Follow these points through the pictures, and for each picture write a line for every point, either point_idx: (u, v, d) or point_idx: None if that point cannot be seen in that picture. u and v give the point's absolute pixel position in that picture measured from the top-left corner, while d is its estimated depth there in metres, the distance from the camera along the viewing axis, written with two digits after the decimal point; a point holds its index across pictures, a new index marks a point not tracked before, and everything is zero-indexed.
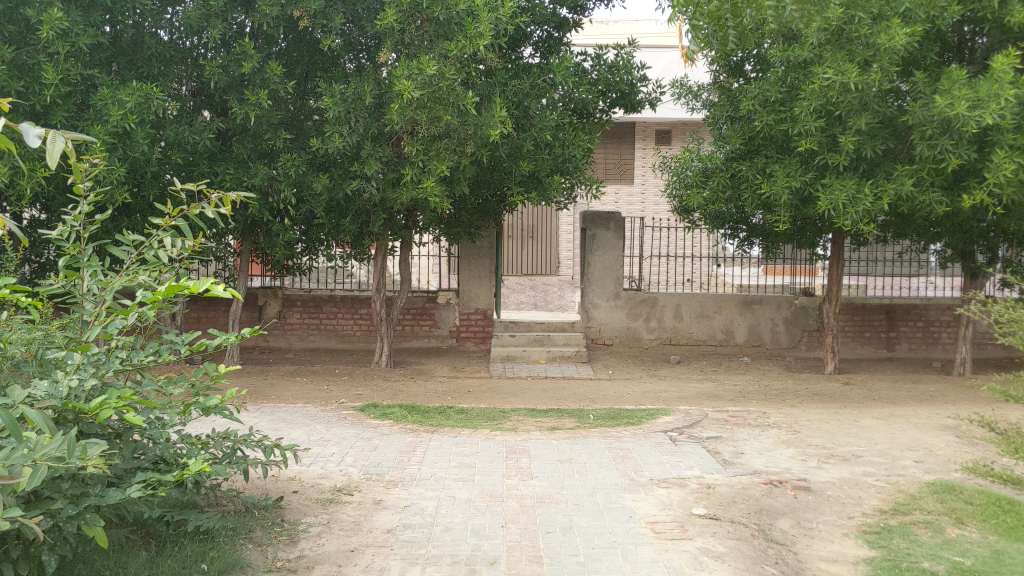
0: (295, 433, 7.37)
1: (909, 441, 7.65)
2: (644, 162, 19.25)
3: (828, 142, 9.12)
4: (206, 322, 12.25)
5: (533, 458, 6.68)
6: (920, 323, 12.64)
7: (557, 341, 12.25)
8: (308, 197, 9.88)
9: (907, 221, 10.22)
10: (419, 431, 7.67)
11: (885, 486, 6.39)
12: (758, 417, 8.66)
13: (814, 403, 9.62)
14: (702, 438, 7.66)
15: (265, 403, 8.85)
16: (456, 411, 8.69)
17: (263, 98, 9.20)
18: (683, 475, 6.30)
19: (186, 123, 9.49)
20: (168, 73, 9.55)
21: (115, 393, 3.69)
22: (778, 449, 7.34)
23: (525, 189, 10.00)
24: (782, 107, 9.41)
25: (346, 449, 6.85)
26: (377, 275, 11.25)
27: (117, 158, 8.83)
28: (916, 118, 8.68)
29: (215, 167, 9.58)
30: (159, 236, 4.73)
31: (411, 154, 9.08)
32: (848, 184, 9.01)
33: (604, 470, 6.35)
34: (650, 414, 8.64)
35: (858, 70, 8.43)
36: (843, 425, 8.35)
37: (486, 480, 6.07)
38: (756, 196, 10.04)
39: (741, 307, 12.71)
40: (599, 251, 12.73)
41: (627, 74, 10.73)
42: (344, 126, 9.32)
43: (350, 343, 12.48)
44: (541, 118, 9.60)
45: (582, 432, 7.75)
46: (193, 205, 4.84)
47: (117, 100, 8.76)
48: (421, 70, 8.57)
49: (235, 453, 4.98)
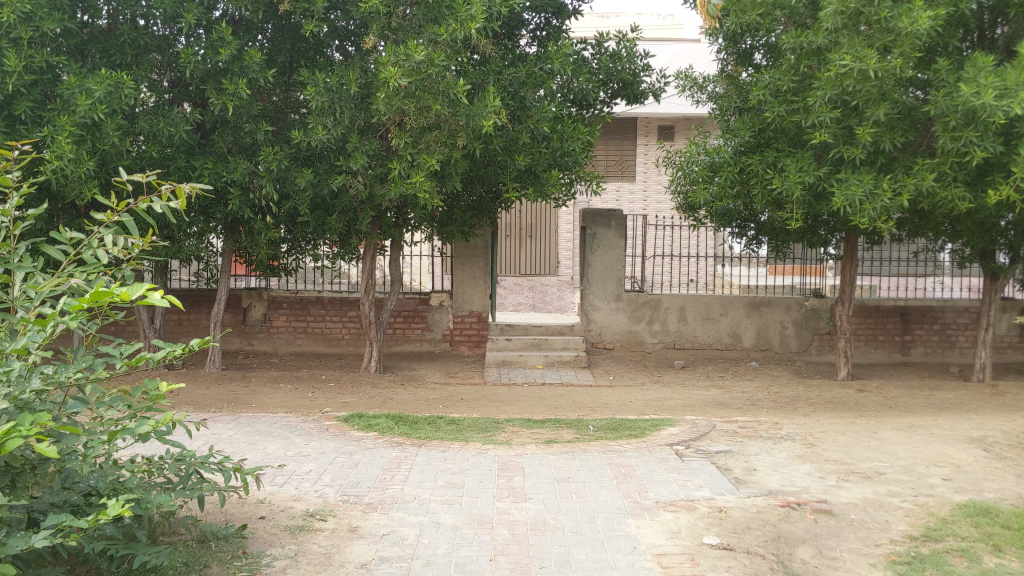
0: (270, 447, 6.81)
1: (934, 456, 7.08)
2: (646, 158, 18.68)
3: (843, 134, 8.58)
4: (187, 325, 11.70)
5: (527, 477, 6.11)
6: (937, 326, 12.07)
7: (555, 346, 11.67)
8: (291, 192, 9.30)
9: (926, 219, 9.66)
10: (405, 445, 7.09)
11: (914, 508, 5.82)
12: (769, 428, 8.09)
13: (828, 412, 9.05)
14: (710, 452, 7.09)
15: (242, 413, 8.28)
16: (447, 421, 8.13)
17: (241, 88, 8.67)
18: (692, 498, 5.73)
19: (161, 116, 8.93)
20: (141, 61, 9.05)
21: (28, 419, 3.11)
22: (793, 465, 6.78)
23: (521, 184, 9.34)
24: (794, 96, 8.89)
25: (324, 467, 6.28)
26: (366, 275, 10.65)
27: (85, 151, 8.32)
28: (939, 108, 8.16)
29: (192, 161, 9.03)
30: (100, 233, 4.16)
31: (400, 147, 8.51)
32: (865, 180, 8.46)
33: (605, 491, 5.78)
34: (654, 425, 8.07)
35: (876, 56, 7.95)
36: (861, 437, 7.78)
37: (475, 502, 5.51)
38: (766, 192, 9.40)
39: (748, 309, 12.16)
40: (600, 251, 12.17)
41: (629, 63, 10.18)
42: (328, 118, 8.77)
43: (339, 347, 11.91)
44: (539, 109, 9.04)
45: (581, 446, 7.19)
46: (142, 199, 4.28)
47: (84, 89, 8.22)
48: (409, 56, 8.02)
49: (190, 479, 4.44)
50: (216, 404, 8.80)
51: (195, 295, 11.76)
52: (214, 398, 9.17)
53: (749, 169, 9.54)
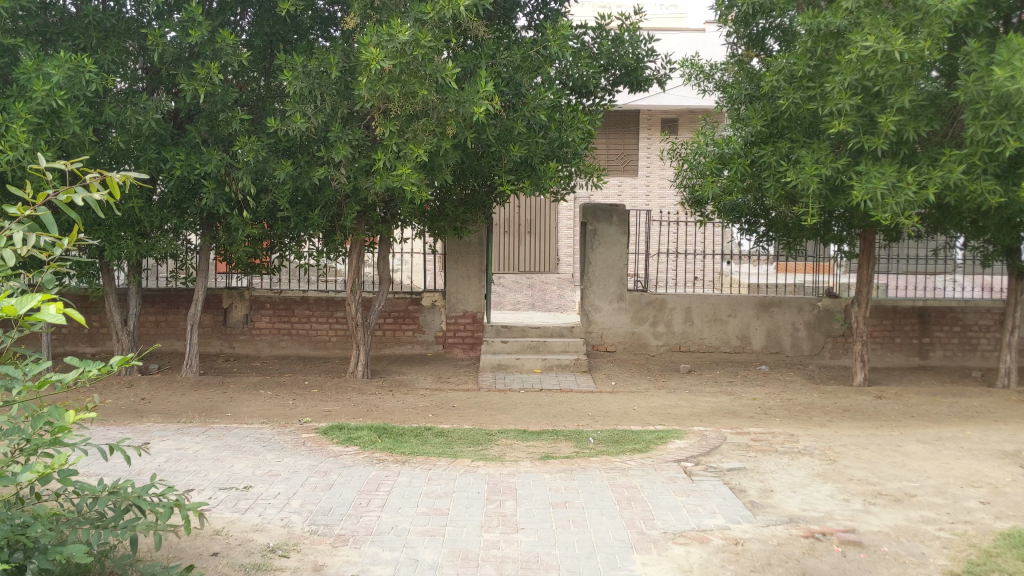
0: (237, 466, 6.18)
1: (967, 475, 6.45)
2: (649, 152, 18.05)
3: (864, 123, 7.92)
4: (165, 327, 11.10)
5: (520, 502, 5.47)
6: (957, 328, 11.43)
7: (553, 349, 11.05)
8: (269, 185, 8.62)
9: (949, 213, 9.00)
10: (386, 462, 6.47)
11: (952, 539, 5.17)
12: (785, 441, 7.46)
13: (846, 423, 8.41)
14: (722, 470, 6.45)
15: (213, 424, 7.66)
16: (435, 433, 7.51)
17: (214, 73, 8.05)
18: (704, 527, 5.10)
19: (130, 103, 8.30)
20: (108, 45, 8.39)
21: None
22: (814, 485, 6.15)
23: (516, 177, 8.68)
24: (811, 82, 8.21)
25: (294, 489, 5.66)
26: (352, 274, 10.01)
27: (43, 141, 7.71)
28: (968, 94, 7.52)
29: (163, 152, 8.43)
30: (10, 230, 3.52)
31: (385, 136, 7.85)
32: (888, 172, 7.82)
33: (607, 519, 5.16)
34: (660, 438, 7.43)
35: (903, 37, 7.34)
36: (885, 452, 7.14)
37: (460, 534, 4.88)
38: (779, 185, 8.73)
39: (758, 310, 11.50)
40: (601, 249, 11.53)
41: (632, 47, 9.50)
42: (309, 106, 8.17)
43: (325, 350, 11.29)
44: (535, 97, 8.40)
45: (581, 462, 6.55)
46: (64, 190, 3.65)
47: (42, 73, 7.61)
48: (392, 37, 7.39)
49: (125, 517, 3.88)
50: (189, 414, 8.16)
51: (173, 295, 11.12)
52: (188, 406, 8.56)
53: (760, 161, 8.85)
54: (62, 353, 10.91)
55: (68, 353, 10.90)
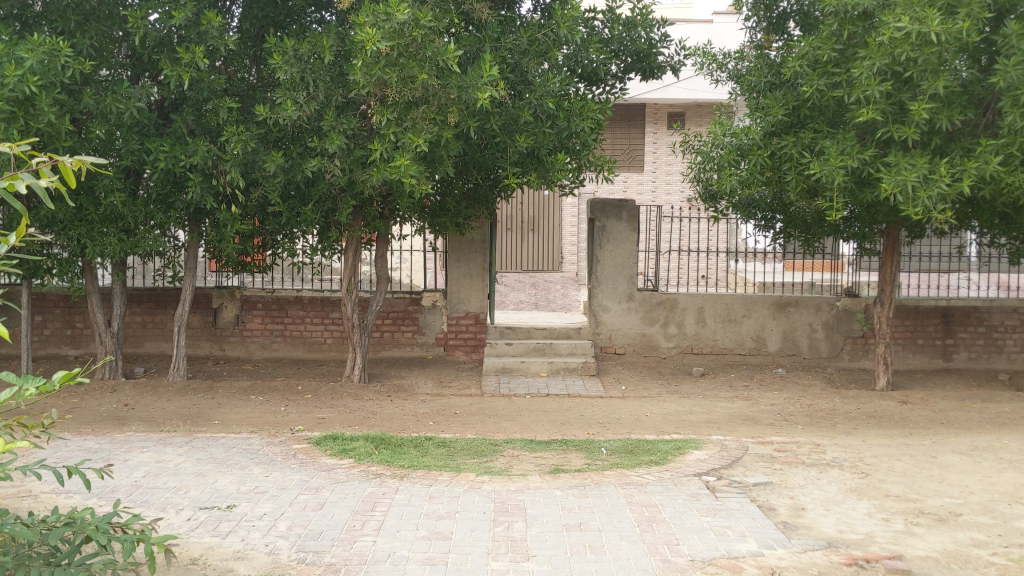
0: (220, 482, 5.66)
1: (1013, 491, 5.94)
2: (656, 146, 17.55)
3: (894, 111, 7.40)
4: (152, 328, 10.60)
5: (530, 524, 4.96)
6: (982, 328, 10.91)
7: (560, 351, 10.55)
8: (259, 179, 8.11)
9: (980, 207, 8.50)
10: (383, 476, 5.96)
11: (1009, 566, 4.66)
12: (810, 451, 6.96)
13: (873, 430, 7.90)
14: (747, 486, 5.94)
15: (198, 433, 7.15)
16: (437, 443, 7.00)
17: (199, 58, 7.55)
18: (735, 554, 4.59)
19: (110, 91, 7.79)
20: (86, 28, 7.84)
21: None
22: (848, 502, 5.65)
23: (522, 169, 8.16)
24: (836, 68, 7.69)
25: (281, 508, 5.15)
26: (348, 272, 9.49)
27: (16, 130, 7.18)
28: (1007, 80, 7.00)
29: (146, 143, 7.92)
30: None
31: (382, 125, 7.33)
32: (919, 163, 7.29)
33: (627, 545, 4.66)
34: (677, 448, 6.92)
35: (939, 17, 6.85)
36: (921, 464, 6.63)
37: (465, 563, 4.38)
38: (801, 179, 8.21)
39: (774, 310, 10.99)
40: (609, 246, 11.01)
41: (645, 31, 9.01)
42: (300, 93, 7.65)
43: (320, 352, 10.79)
44: (543, 83, 7.89)
45: (594, 476, 6.05)
46: (5, 178, 3.12)
47: (15, 58, 7.09)
48: (390, 16, 6.85)
49: (81, 552, 3.37)
50: (173, 422, 7.64)
51: (160, 295, 10.61)
52: (172, 413, 8.04)
53: (781, 153, 8.31)
54: (44, 356, 10.40)
55: (49, 356, 10.39)
